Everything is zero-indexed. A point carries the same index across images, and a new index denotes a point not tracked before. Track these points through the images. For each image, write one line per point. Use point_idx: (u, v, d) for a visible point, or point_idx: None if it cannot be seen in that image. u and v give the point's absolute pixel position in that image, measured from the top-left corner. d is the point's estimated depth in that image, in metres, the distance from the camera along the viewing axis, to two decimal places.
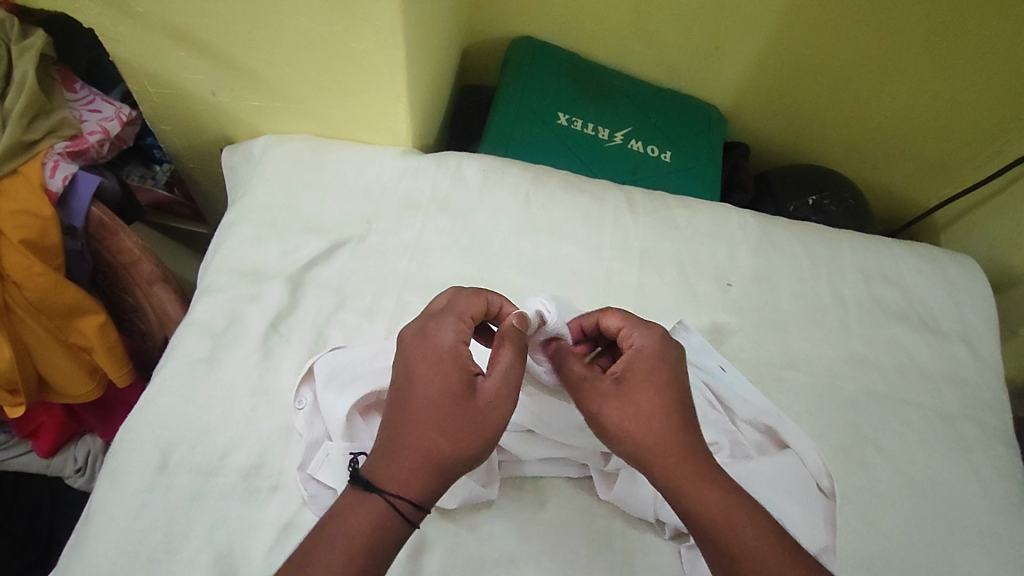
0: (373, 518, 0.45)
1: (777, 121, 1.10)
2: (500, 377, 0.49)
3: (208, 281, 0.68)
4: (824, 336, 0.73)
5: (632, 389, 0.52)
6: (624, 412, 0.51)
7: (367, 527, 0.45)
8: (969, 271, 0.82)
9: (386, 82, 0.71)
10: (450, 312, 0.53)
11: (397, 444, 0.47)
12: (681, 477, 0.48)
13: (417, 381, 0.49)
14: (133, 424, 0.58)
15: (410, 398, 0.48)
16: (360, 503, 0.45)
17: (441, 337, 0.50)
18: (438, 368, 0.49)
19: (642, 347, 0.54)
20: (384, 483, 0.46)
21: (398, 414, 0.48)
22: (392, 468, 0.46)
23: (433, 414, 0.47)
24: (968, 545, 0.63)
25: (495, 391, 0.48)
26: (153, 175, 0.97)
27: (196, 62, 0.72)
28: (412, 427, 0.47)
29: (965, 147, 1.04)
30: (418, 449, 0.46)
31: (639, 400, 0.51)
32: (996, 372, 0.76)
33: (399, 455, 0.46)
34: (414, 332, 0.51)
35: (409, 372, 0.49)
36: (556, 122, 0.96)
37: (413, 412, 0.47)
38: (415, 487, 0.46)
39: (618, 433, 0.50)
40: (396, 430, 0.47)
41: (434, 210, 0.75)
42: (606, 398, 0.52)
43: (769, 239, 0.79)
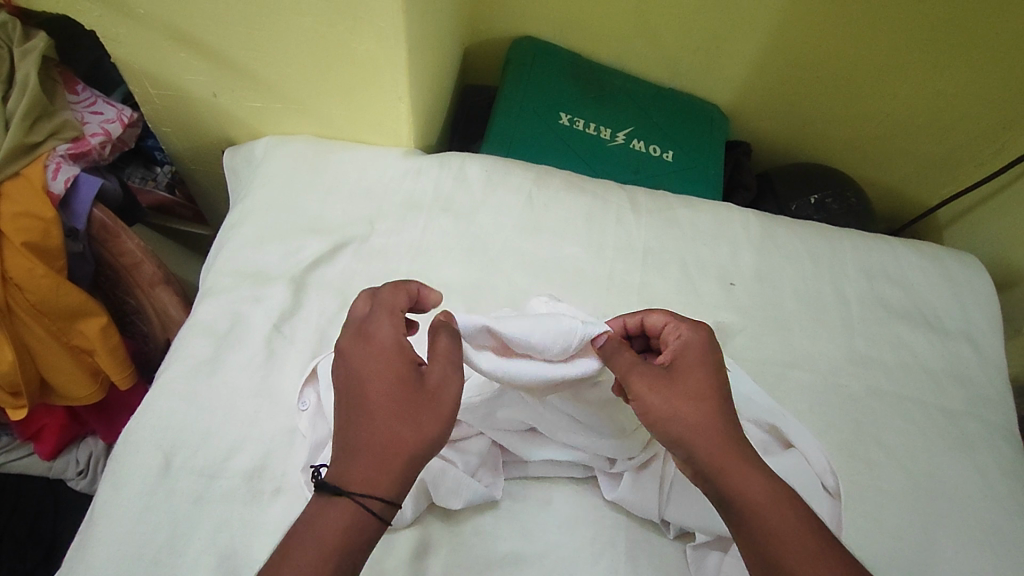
0: (344, 518, 0.44)
1: (777, 120, 1.10)
2: (443, 364, 0.50)
3: (211, 282, 0.68)
4: (827, 335, 0.73)
5: (681, 377, 0.52)
6: (673, 397, 0.51)
7: (341, 527, 0.44)
8: (973, 270, 0.82)
9: (387, 83, 0.71)
10: (379, 308, 0.53)
11: (353, 444, 0.47)
12: (729, 460, 0.48)
13: (363, 380, 0.49)
14: (136, 426, 0.58)
15: (360, 398, 0.48)
16: (330, 507, 0.45)
17: (378, 332, 0.51)
18: (382, 363, 0.49)
19: (690, 339, 0.55)
20: (349, 484, 0.45)
21: (349, 416, 0.48)
22: (352, 469, 0.46)
23: (385, 408, 0.47)
24: (974, 544, 0.63)
25: (441, 377, 0.49)
26: (154, 176, 0.97)
27: (197, 64, 0.72)
28: (364, 425, 0.47)
29: (967, 145, 1.04)
30: (375, 444, 0.46)
31: (690, 388, 0.51)
32: (1000, 370, 0.76)
33: (358, 454, 0.46)
34: (351, 333, 0.51)
35: (353, 373, 0.49)
36: (557, 122, 0.96)
37: (363, 411, 0.48)
38: (379, 482, 0.46)
39: (663, 416, 0.50)
40: (349, 432, 0.47)
41: (437, 211, 0.75)
42: (656, 383, 0.51)
43: (772, 238, 0.79)
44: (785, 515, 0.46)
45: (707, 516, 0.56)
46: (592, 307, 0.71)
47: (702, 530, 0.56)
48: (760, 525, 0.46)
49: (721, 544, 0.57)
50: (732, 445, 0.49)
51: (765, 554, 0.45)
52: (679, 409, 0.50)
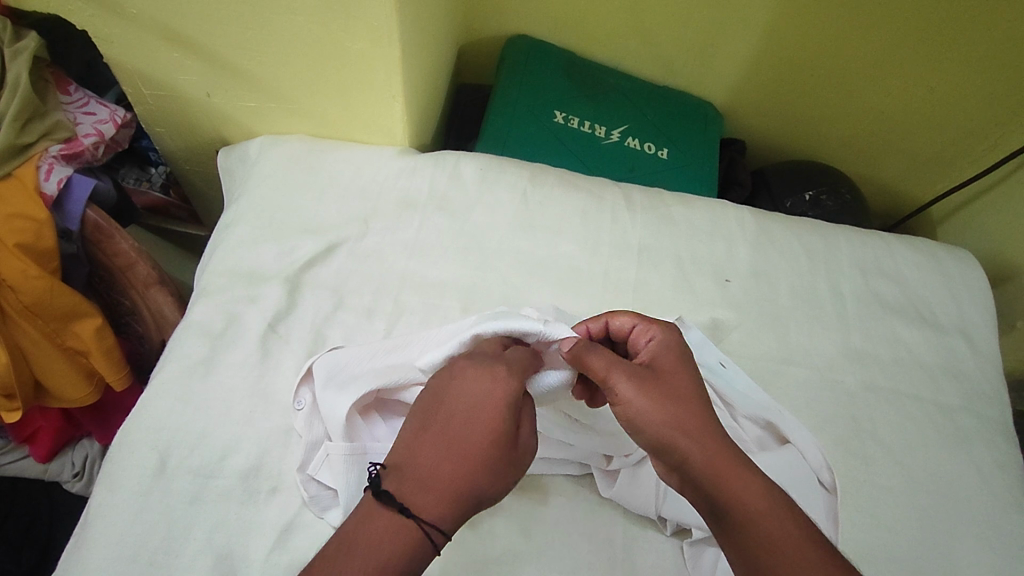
0: (405, 547, 0.43)
1: (773, 118, 1.10)
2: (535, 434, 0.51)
3: (206, 283, 0.68)
4: (822, 331, 0.73)
5: (661, 377, 0.52)
6: (658, 395, 0.50)
7: (401, 555, 0.43)
8: (967, 265, 0.82)
9: (381, 81, 0.71)
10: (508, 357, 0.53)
11: (435, 477, 0.46)
12: (725, 467, 0.47)
13: (471, 417, 0.48)
14: (131, 426, 0.58)
15: (454, 436, 0.47)
16: (391, 531, 0.43)
17: (503, 377, 0.50)
18: (492, 411, 0.48)
19: (663, 340, 0.55)
20: (420, 511, 0.44)
21: (440, 445, 0.47)
22: (427, 499, 0.45)
23: (484, 454, 0.47)
24: (969, 538, 0.63)
25: (532, 446, 0.50)
26: (148, 177, 0.97)
27: (191, 63, 0.72)
28: (454, 463, 0.46)
29: (960, 141, 1.04)
30: (456, 484, 0.46)
31: (671, 387, 0.51)
32: (994, 365, 0.76)
33: (438, 487, 0.45)
34: (472, 367, 0.51)
35: (460, 408, 0.49)
36: (552, 120, 0.96)
37: (458, 446, 0.47)
38: (447, 519, 0.45)
39: (649, 416, 0.50)
40: (435, 461, 0.46)
41: (432, 209, 0.74)
42: (638, 381, 0.51)
43: (768, 234, 0.79)
44: (784, 525, 0.45)
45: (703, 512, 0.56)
46: (588, 305, 0.71)
47: (699, 526, 0.56)
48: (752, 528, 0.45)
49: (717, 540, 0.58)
50: (727, 452, 0.48)
51: (764, 563, 0.44)
52: (667, 408, 0.50)
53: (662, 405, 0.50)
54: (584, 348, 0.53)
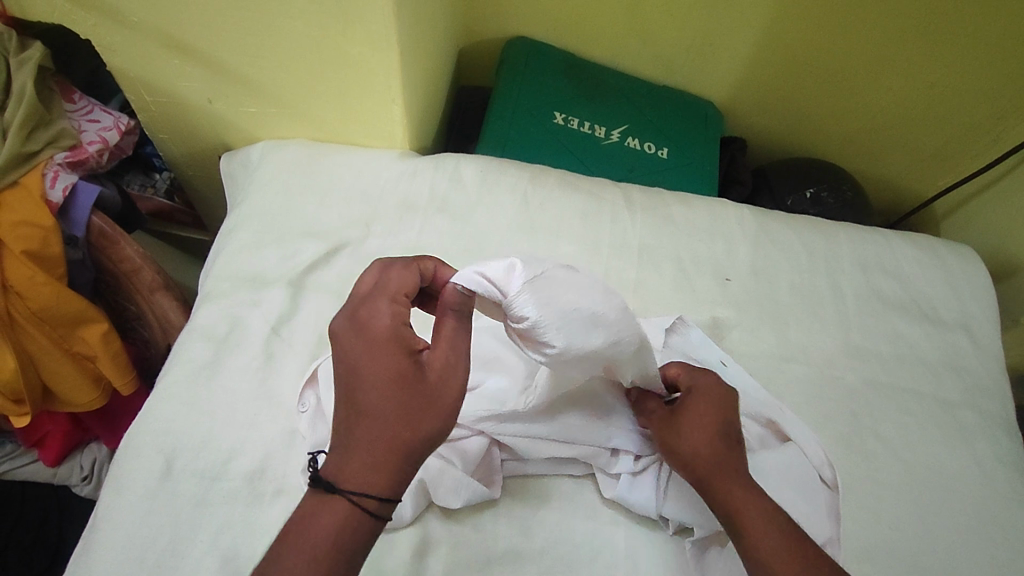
0: (338, 518, 0.44)
1: (771, 115, 1.10)
2: (444, 351, 0.48)
3: (210, 287, 0.69)
4: (824, 329, 0.73)
5: (712, 394, 0.54)
6: (693, 407, 0.54)
7: (336, 527, 0.44)
8: (969, 262, 0.82)
9: (380, 86, 0.71)
10: (382, 289, 0.50)
11: (350, 442, 0.46)
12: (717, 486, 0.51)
13: (362, 372, 0.47)
14: (138, 431, 0.59)
15: (358, 394, 0.46)
16: (322, 506, 0.45)
17: (376, 315, 0.48)
18: (378, 353, 0.47)
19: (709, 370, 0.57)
20: (345, 483, 0.45)
21: (346, 409, 0.47)
22: (346, 466, 0.45)
23: (386, 404, 0.46)
24: (973, 534, 0.63)
25: (443, 368, 0.47)
26: (153, 183, 0.99)
27: (192, 70, 0.72)
28: (363, 422, 0.46)
29: (962, 136, 1.04)
30: (375, 439, 0.45)
31: (718, 402, 0.54)
32: (997, 361, 0.76)
33: (357, 452, 0.45)
34: (348, 315, 0.49)
35: (352, 362, 0.47)
36: (552, 121, 0.96)
37: (360, 405, 0.46)
38: (375, 479, 0.45)
39: (679, 423, 0.54)
40: (348, 428, 0.46)
41: (432, 212, 0.75)
42: (690, 391, 0.55)
43: (767, 232, 0.79)
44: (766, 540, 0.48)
45: (704, 512, 0.56)
46: None
47: (700, 526, 0.56)
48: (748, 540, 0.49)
49: (718, 540, 0.57)
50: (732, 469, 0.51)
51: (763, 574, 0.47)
52: (697, 422, 0.53)
53: (695, 416, 0.54)
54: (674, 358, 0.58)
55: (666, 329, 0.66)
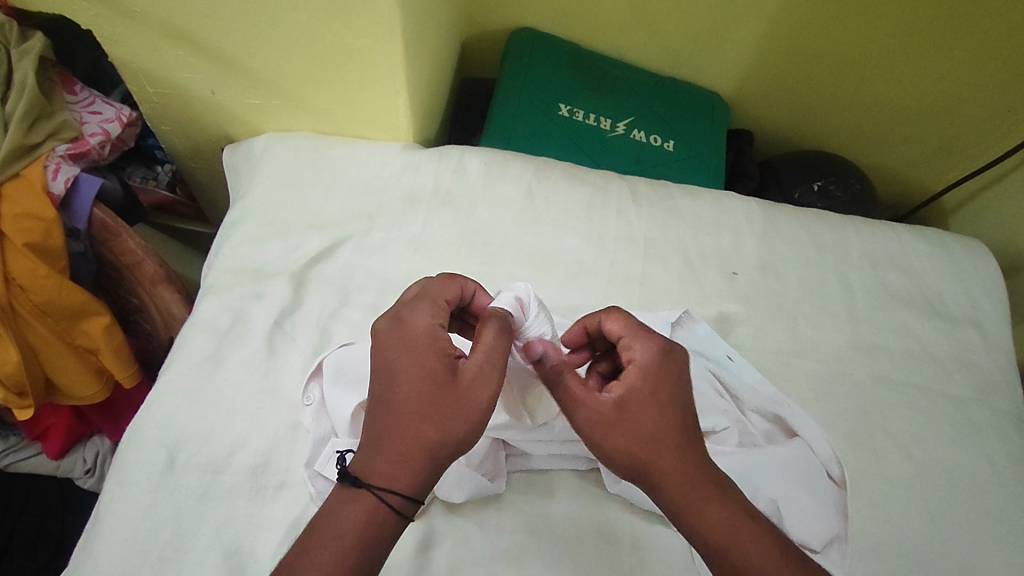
0: (364, 514, 0.45)
1: (779, 108, 1.09)
2: (480, 359, 0.48)
3: (212, 280, 0.68)
4: (832, 324, 0.73)
5: (660, 374, 0.50)
6: (639, 395, 0.49)
7: (361, 524, 0.45)
8: (979, 256, 0.81)
9: (384, 76, 0.70)
10: (423, 295, 0.52)
11: (380, 438, 0.47)
12: (693, 497, 0.47)
13: (396, 371, 0.48)
14: (140, 424, 0.58)
15: (391, 392, 0.48)
16: (348, 501, 0.46)
17: (415, 319, 0.50)
18: (414, 354, 0.48)
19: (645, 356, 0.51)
20: (370, 479, 0.46)
21: (379, 407, 0.48)
22: (373, 462, 0.46)
23: (418, 403, 0.47)
24: (981, 531, 0.62)
25: (476, 374, 0.48)
26: (155, 176, 0.98)
27: (195, 61, 0.72)
28: (394, 419, 0.47)
29: (971, 130, 1.03)
30: (404, 437, 0.46)
31: (662, 384, 0.49)
32: (1006, 356, 0.75)
33: (384, 449, 0.46)
34: (387, 319, 0.51)
35: (388, 361, 0.49)
36: (557, 113, 0.95)
37: (393, 403, 0.47)
38: (401, 477, 0.46)
39: (630, 417, 0.48)
40: (378, 425, 0.47)
41: (436, 205, 0.74)
42: (633, 373, 0.50)
43: (775, 226, 0.78)
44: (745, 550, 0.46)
45: None
46: (594, 300, 0.71)
47: None
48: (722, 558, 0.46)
49: None
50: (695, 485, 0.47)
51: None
52: (641, 426, 0.48)
53: (636, 422, 0.48)
54: (614, 308, 0.54)
55: (672, 323, 0.65)
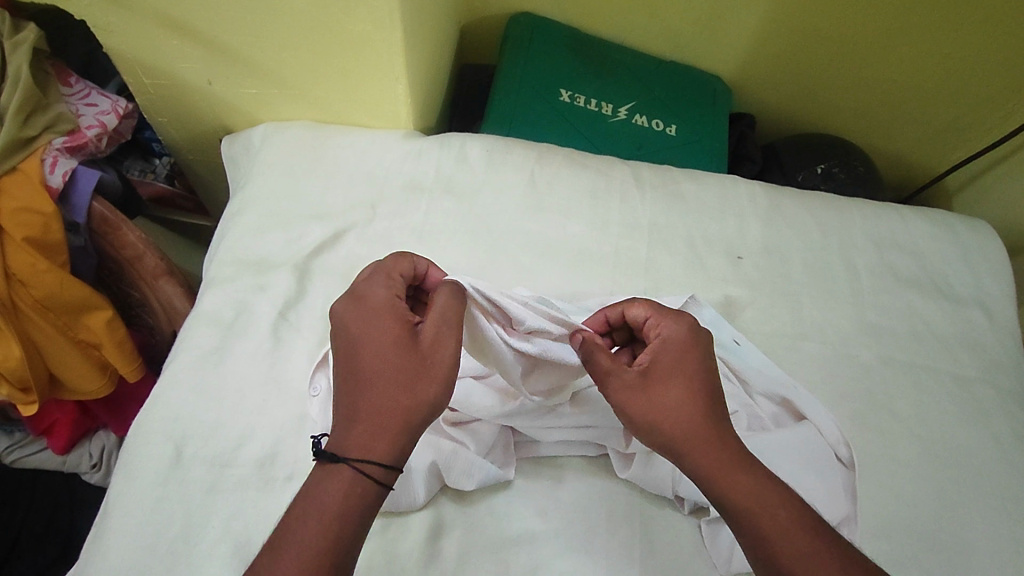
0: (344, 487, 0.44)
1: (780, 91, 1.08)
2: (437, 319, 0.49)
3: (215, 271, 0.68)
4: (837, 306, 0.72)
5: (684, 346, 0.52)
6: (664, 364, 0.51)
7: (342, 497, 0.44)
8: (984, 236, 0.80)
9: (383, 62, 0.70)
10: (376, 274, 0.54)
11: (349, 409, 0.47)
12: (718, 465, 0.47)
13: (359, 344, 0.49)
14: (147, 418, 0.58)
15: (357, 365, 0.49)
16: (328, 476, 0.45)
17: (372, 295, 0.52)
18: (375, 326, 0.50)
19: (675, 335, 0.53)
20: (346, 452, 0.46)
21: (345, 380, 0.49)
22: (347, 433, 0.46)
23: (381, 369, 0.48)
24: (989, 509, 0.62)
25: (436, 335, 0.49)
26: (153, 169, 0.98)
27: (191, 50, 0.71)
28: (360, 388, 0.48)
29: (973, 110, 1.02)
30: (374, 406, 0.47)
31: (687, 354, 0.52)
32: (1012, 336, 0.75)
33: (356, 421, 0.47)
34: (347, 299, 0.53)
35: (351, 336, 0.50)
36: (558, 99, 0.94)
37: (357, 374, 0.48)
38: (375, 446, 0.46)
39: (656, 384, 0.50)
40: (348, 399, 0.48)
41: (438, 193, 0.74)
42: (660, 346, 0.52)
43: (779, 209, 0.78)
44: (774, 516, 0.45)
45: None
46: (599, 286, 0.70)
47: None
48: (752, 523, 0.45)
49: None
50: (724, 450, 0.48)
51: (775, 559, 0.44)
52: (671, 395, 0.50)
53: (667, 392, 0.50)
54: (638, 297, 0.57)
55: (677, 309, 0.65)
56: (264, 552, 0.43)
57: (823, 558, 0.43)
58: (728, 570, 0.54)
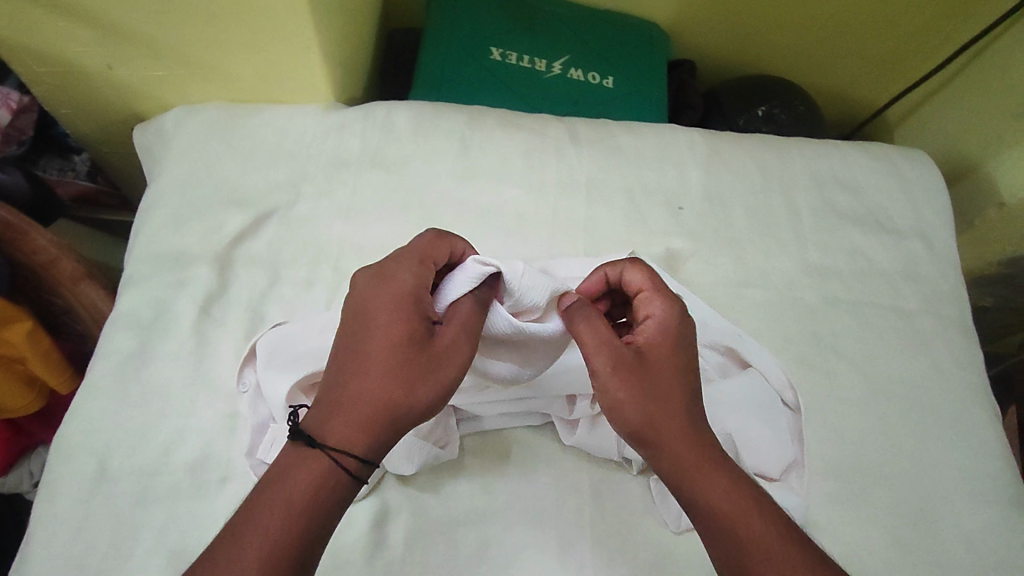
0: (319, 478, 0.43)
1: (720, 33, 1.05)
2: (459, 326, 0.47)
3: (130, 270, 0.64)
4: (780, 250, 0.71)
5: (676, 333, 0.49)
6: (659, 350, 0.48)
7: (315, 489, 0.42)
8: (923, 167, 0.80)
9: (291, 32, 0.65)
10: (407, 252, 0.50)
11: (342, 394, 0.44)
12: (699, 467, 0.45)
13: (369, 325, 0.46)
14: (67, 432, 0.55)
15: (361, 348, 0.45)
16: (303, 463, 0.43)
17: (401, 275, 0.48)
18: (392, 310, 0.46)
19: (665, 318, 0.49)
20: (328, 438, 0.43)
21: (345, 362, 0.45)
22: (334, 420, 0.44)
23: (388, 362, 0.44)
24: (933, 439, 0.63)
25: (453, 341, 0.46)
26: (72, 167, 0.91)
27: (80, 32, 0.65)
28: (360, 374, 0.45)
29: (912, 38, 1.01)
30: (368, 398, 0.44)
31: (681, 341, 0.49)
32: (953, 265, 0.75)
33: (346, 408, 0.44)
34: (371, 273, 0.49)
35: (361, 314, 0.47)
36: (488, 57, 0.90)
37: (362, 357, 0.45)
38: (360, 439, 0.43)
39: (646, 374, 0.47)
40: (343, 382, 0.45)
41: (365, 166, 0.70)
42: (654, 328, 0.49)
43: (719, 155, 0.76)
44: (749, 522, 0.44)
45: None
46: (539, 250, 0.68)
47: None
48: (727, 529, 0.44)
49: None
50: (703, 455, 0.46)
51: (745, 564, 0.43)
52: (658, 389, 0.47)
53: (656, 385, 0.47)
54: (636, 260, 0.53)
55: None
56: (223, 539, 0.41)
57: (794, 562, 0.43)
58: (679, 526, 0.54)
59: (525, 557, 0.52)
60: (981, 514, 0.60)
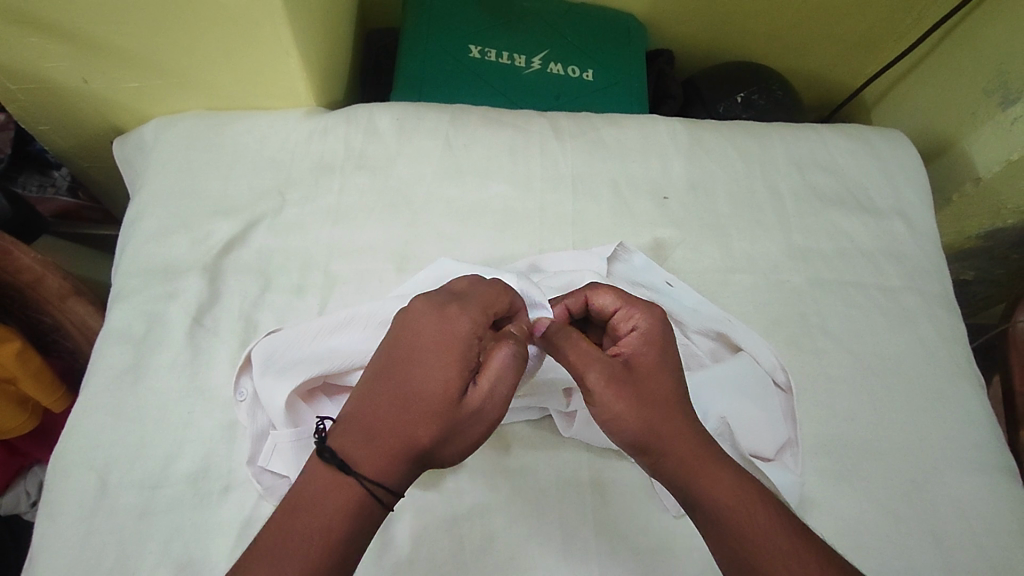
0: (346, 507, 0.40)
1: (696, 21, 1.06)
2: (497, 383, 0.44)
3: (120, 285, 0.64)
4: (765, 234, 0.73)
5: (661, 341, 0.49)
6: (646, 360, 0.48)
7: (342, 520, 0.40)
8: (900, 146, 0.82)
9: (271, 39, 0.65)
10: (472, 297, 0.47)
11: (372, 423, 0.42)
12: (701, 466, 0.45)
13: (415, 363, 0.43)
14: (65, 450, 0.55)
15: (404, 384, 0.43)
16: (337, 490, 0.41)
17: (458, 317, 0.45)
18: (438, 356, 0.43)
19: (647, 330, 0.50)
20: (356, 464, 0.41)
21: (382, 390, 0.43)
22: (361, 449, 0.41)
23: (428, 406, 0.42)
24: (919, 412, 0.65)
25: (488, 400, 0.43)
26: (52, 182, 0.91)
27: (55, 47, 0.64)
28: (397, 412, 0.42)
29: (883, 19, 1.03)
30: (399, 436, 0.42)
31: (666, 350, 0.49)
32: (932, 241, 0.76)
33: (375, 438, 0.42)
34: (429, 304, 0.45)
35: (412, 346, 0.44)
36: (467, 56, 0.90)
37: (403, 395, 0.42)
38: (388, 473, 0.41)
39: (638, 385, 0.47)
40: (375, 411, 0.42)
41: (351, 170, 0.70)
42: (637, 340, 0.49)
43: (701, 143, 0.77)
44: (753, 514, 0.44)
45: None
46: (527, 244, 0.69)
47: None
48: (732, 524, 0.44)
49: None
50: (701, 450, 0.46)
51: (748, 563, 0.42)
52: (651, 397, 0.47)
53: (647, 395, 0.47)
54: (599, 285, 0.54)
55: (607, 258, 0.65)
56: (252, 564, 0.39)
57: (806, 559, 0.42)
58: (679, 511, 0.55)
59: (529, 548, 0.53)
60: (969, 483, 0.62)
